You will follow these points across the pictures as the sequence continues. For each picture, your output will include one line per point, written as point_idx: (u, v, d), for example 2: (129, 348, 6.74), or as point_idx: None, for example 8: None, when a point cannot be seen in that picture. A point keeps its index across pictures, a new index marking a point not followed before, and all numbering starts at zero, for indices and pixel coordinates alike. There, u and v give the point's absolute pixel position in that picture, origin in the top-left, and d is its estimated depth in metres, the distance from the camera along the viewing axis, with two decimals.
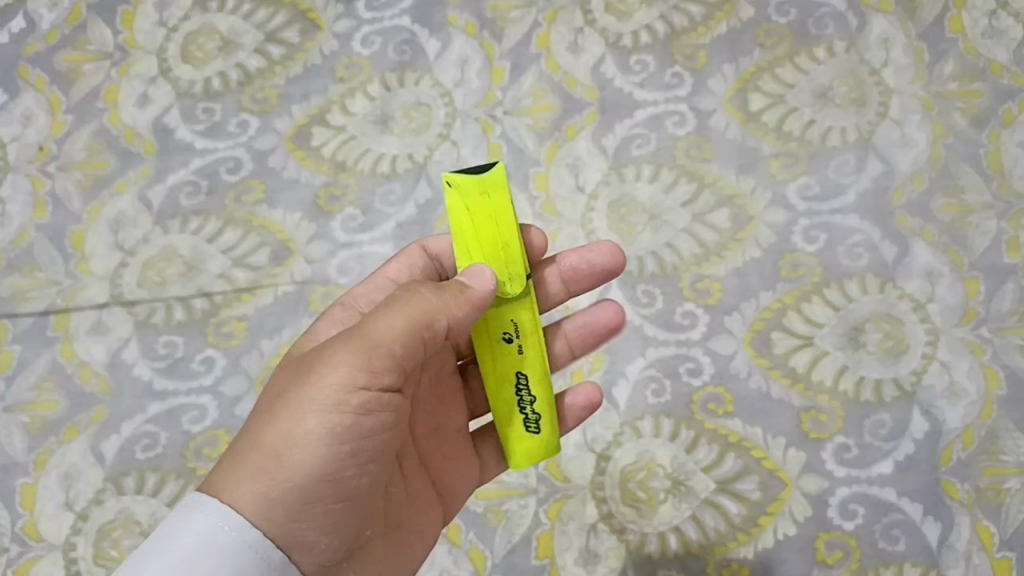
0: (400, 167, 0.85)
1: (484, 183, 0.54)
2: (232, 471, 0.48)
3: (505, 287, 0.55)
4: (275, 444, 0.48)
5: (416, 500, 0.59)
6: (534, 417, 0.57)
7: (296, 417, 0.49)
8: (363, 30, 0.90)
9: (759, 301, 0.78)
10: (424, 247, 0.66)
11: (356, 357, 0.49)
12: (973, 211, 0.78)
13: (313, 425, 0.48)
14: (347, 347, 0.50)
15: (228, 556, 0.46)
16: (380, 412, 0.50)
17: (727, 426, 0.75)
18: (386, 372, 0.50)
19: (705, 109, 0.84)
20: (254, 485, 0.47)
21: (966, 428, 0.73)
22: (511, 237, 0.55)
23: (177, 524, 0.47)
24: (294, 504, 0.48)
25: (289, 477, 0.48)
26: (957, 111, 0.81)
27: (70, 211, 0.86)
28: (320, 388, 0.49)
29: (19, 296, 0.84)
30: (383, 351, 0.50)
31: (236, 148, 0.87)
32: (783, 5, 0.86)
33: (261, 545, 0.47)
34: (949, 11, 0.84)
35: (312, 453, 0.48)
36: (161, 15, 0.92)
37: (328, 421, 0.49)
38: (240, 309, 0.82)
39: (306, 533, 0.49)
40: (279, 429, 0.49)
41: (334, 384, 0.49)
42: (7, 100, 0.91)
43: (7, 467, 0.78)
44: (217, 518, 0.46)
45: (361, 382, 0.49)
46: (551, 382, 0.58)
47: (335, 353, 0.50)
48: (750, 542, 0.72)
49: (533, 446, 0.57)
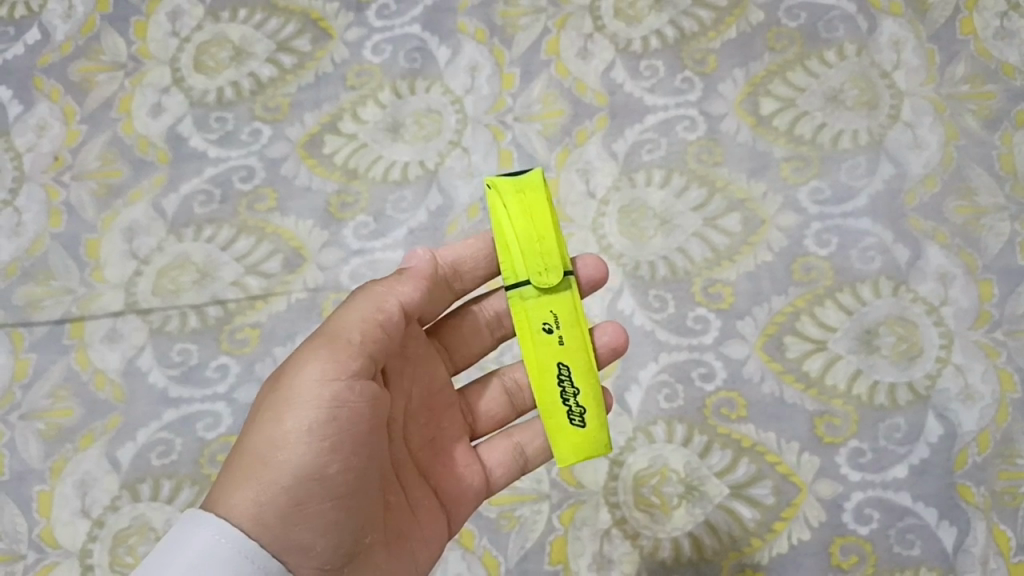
0: (411, 173, 0.85)
1: (522, 184, 0.61)
2: (224, 484, 0.49)
3: (542, 278, 0.60)
4: (259, 449, 0.50)
5: (418, 511, 0.58)
6: (578, 408, 0.60)
7: (275, 419, 0.50)
8: (374, 38, 0.90)
9: (771, 305, 0.77)
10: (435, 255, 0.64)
11: (324, 352, 0.51)
12: (987, 213, 0.77)
13: (291, 423, 0.50)
14: (313, 346, 0.52)
15: (229, 568, 0.46)
16: (356, 402, 0.51)
17: (741, 431, 0.75)
18: (353, 359, 0.51)
19: (715, 113, 0.84)
20: (244, 491, 0.48)
21: (981, 431, 0.72)
22: (549, 234, 0.60)
23: (179, 537, 0.47)
24: (285, 504, 0.49)
25: (276, 477, 0.49)
26: (968, 113, 0.80)
27: (85, 220, 0.87)
28: (292, 387, 0.51)
29: (35, 305, 0.84)
30: (345, 343, 0.52)
31: (248, 156, 0.88)
32: (794, 8, 0.86)
33: (258, 554, 0.47)
34: (960, 13, 0.83)
35: (294, 449, 0.49)
36: (174, 25, 0.93)
37: (305, 417, 0.50)
38: (253, 316, 0.82)
39: (303, 535, 0.49)
40: (261, 434, 0.50)
41: (308, 381, 0.50)
42: (22, 111, 0.92)
43: (24, 475, 0.79)
44: (216, 530, 0.47)
45: (330, 372, 0.51)
46: (592, 375, 0.61)
47: (304, 354, 0.52)
48: (765, 547, 0.72)
49: (579, 438, 0.60)
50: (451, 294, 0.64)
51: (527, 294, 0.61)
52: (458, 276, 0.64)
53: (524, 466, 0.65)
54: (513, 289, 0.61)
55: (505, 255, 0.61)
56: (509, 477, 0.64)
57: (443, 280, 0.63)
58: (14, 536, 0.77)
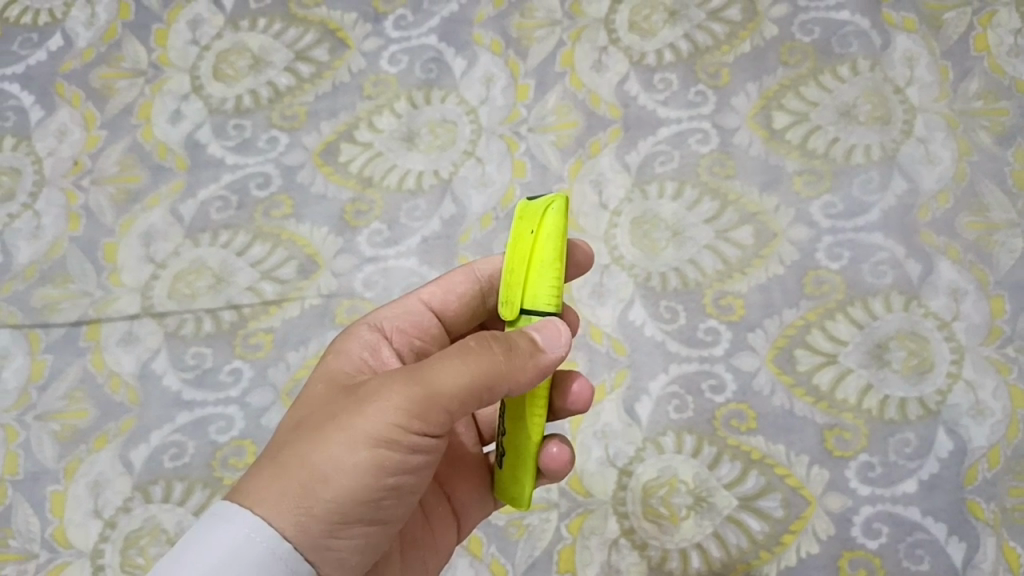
0: (425, 182, 0.86)
1: (528, 207, 0.50)
2: (272, 484, 0.47)
3: (503, 308, 0.51)
4: (322, 469, 0.47)
5: (432, 518, 0.60)
6: (500, 449, 0.55)
7: (345, 445, 0.47)
8: (391, 48, 0.92)
9: (782, 318, 0.78)
10: (474, 271, 0.66)
11: (413, 403, 0.47)
12: (999, 228, 0.77)
13: (361, 455, 0.47)
14: (407, 389, 0.48)
15: (258, 567, 0.44)
16: (424, 450, 0.49)
17: (750, 443, 0.75)
18: (439, 422, 0.48)
19: (728, 126, 0.84)
20: (296, 504, 0.46)
21: (992, 447, 0.72)
22: (520, 267, 0.49)
23: (210, 532, 0.46)
24: (332, 525, 0.47)
25: (332, 501, 0.47)
26: (981, 128, 0.81)
27: (103, 224, 0.88)
28: (373, 422, 0.47)
29: (53, 307, 0.85)
30: (441, 403, 0.48)
31: (265, 164, 0.89)
32: (808, 23, 0.86)
33: (290, 558, 0.45)
34: (974, 29, 0.84)
35: (356, 480, 0.47)
36: (195, 33, 0.95)
37: (377, 455, 0.47)
38: (267, 321, 0.83)
39: (340, 552, 0.48)
40: (325, 451, 0.47)
41: (388, 424, 0.47)
42: (43, 116, 0.93)
43: (38, 475, 0.80)
44: (251, 529, 0.45)
45: (415, 427, 0.48)
46: (518, 427, 0.52)
47: (393, 392, 0.48)
48: (773, 560, 0.72)
49: (496, 477, 0.55)
50: (484, 309, 0.67)
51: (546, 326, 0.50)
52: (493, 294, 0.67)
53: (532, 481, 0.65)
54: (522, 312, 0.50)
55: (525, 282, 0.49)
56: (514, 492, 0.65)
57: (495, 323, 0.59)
58: (28, 535, 0.78)
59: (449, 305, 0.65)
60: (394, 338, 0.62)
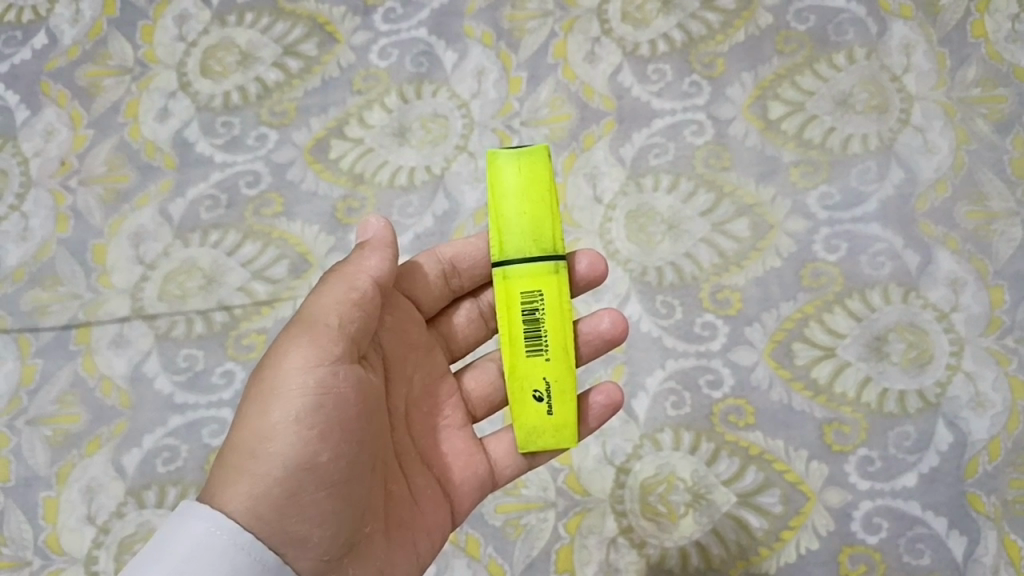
0: (418, 178, 0.85)
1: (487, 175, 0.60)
2: (215, 482, 0.49)
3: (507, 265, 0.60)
4: (247, 445, 0.50)
5: (420, 498, 0.58)
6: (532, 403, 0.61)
7: (260, 413, 0.50)
8: (380, 42, 0.90)
9: (780, 312, 0.77)
10: (435, 254, 0.65)
11: (299, 343, 0.52)
12: (999, 218, 0.76)
13: (275, 415, 0.50)
14: (290, 336, 0.53)
15: (225, 561, 0.46)
16: (337, 389, 0.51)
17: (749, 438, 0.74)
18: (332, 346, 0.52)
19: (724, 117, 0.83)
20: (235, 487, 0.48)
21: (992, 439, 0.71)
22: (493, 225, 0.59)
23: (173, 531, 0.47)
24: (278, 497, 0.49)
25: (268, 470, 0.49)
26: (980, 117, 0.80)
27: (91, 225, 0.87)
28: (275, 382, 0.51)
29: (42, 310, 0.84)
30: (323, 327, 0.52)
31: (255, 161, 0.88)
32: (803, 11, 0.85)
33: (255, 547, 0.47)
34: (971, 15, 0.83)
35: (282, 440, 0.49)
36: (181, 29, 0.93)
37: (291, 407, 0.50)
38: (259, 322, 0.82)
39: (299, 526, 0.49)
40: (247, 428, 0.50)
41: (286, 373, 0.51)
42: (29, 116, 0.92)
43: (30, 480, 0.79)
44: (211, 522, 0.47)
45: (310, 361, 0.51)
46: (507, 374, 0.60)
47: (282, 347, 0.52)
48: (773, 556, 0.71)
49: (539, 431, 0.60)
50: (448, 290, 0.67)
51: (512, 271, 0.57)
52: (456, 272, 0.66)
53: (532, 459, 0.63)
54: (495, 266, 0.58)
55: (496, 229, 0.58)
56: (517, 471, 0.63)
57: (439, 276, 0.65)
58: (21, 542, 0.77)
59: (416, 285, 0.65)
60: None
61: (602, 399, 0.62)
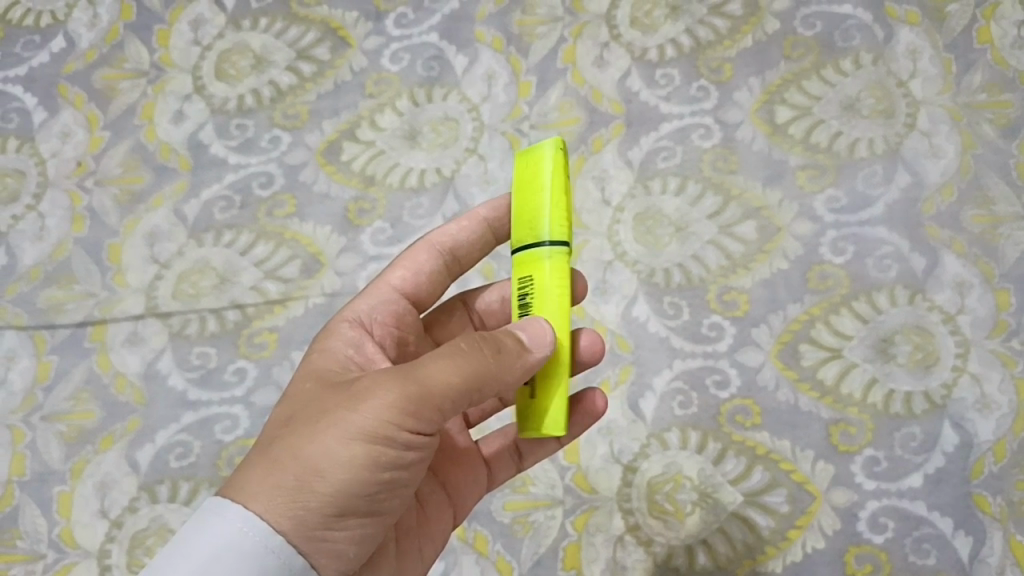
0: (428, 180, 0.86)
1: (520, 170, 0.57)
2: (268, 480, 0.47)
3: None
4: (317, 463, 0.47)
5: (424, 505, 0.59)
6: None
7: (339, 440, 0.47)
8: (392, 47, 0.92)
9: (786, 313, 0.77)
10: (430, 244, 0.67)
11: (405, 397, 0.47)
12: (1005, 221, 0.77)
13: (357, 448, 0.47)
14: (396, 379, 0.48)
15: (251, 561, 0.44)
16: (419, 446, 0.49)
17: (755, 438, 0.75)
18: (434, 417, 0.48)
19: (730, 121, 0.84)
20: (292, 496, 0.46)
21: (999, 441, 0.72)
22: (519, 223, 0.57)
23: (199, 530, 0.46)
24: (330, 515, 0.47)
25: (329, 495, 0.46)
26: (986, 121, 0.80)
27: (107, 225, 0.89)
28: (369, 418, 0.47)
29: (57, 308, 0.86)
30: (437, 398, 0.48)
31: (268, 163, 0.89)
32: (810, 17, 0.86)
33: (284, 550, 0.45)
34: (977, 21, 0.83)
35: (352, 472, 0.47)
36: (196, 34, 0.95)
37: (372, 450, 0.47)
38: (271, 320, 0.83)
39: (336, 545, 0.47)
40: (321, 447, 0.47)
41: (380, 419, 0.47)
42: (46, 118, 0.94)
43: (44, 475, 0.80)
44: (244, 523, 0.45)
45: (409, 421, 0.48)
46: None
47: (384, 387, 0.48)
48: (779, 555, 0.72)
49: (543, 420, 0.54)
50: (447, 278, 0.68)
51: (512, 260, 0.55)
52: (456, 261, 0.68)
53: (521, 463, 0.65)
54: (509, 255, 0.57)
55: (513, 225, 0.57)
56: (511, 474, 0.66)
57: (439, 265, 0.67)
58: (35, 536, 0.78)
59: (420, 285, 0.65)
60: (375, 331, 0.61)
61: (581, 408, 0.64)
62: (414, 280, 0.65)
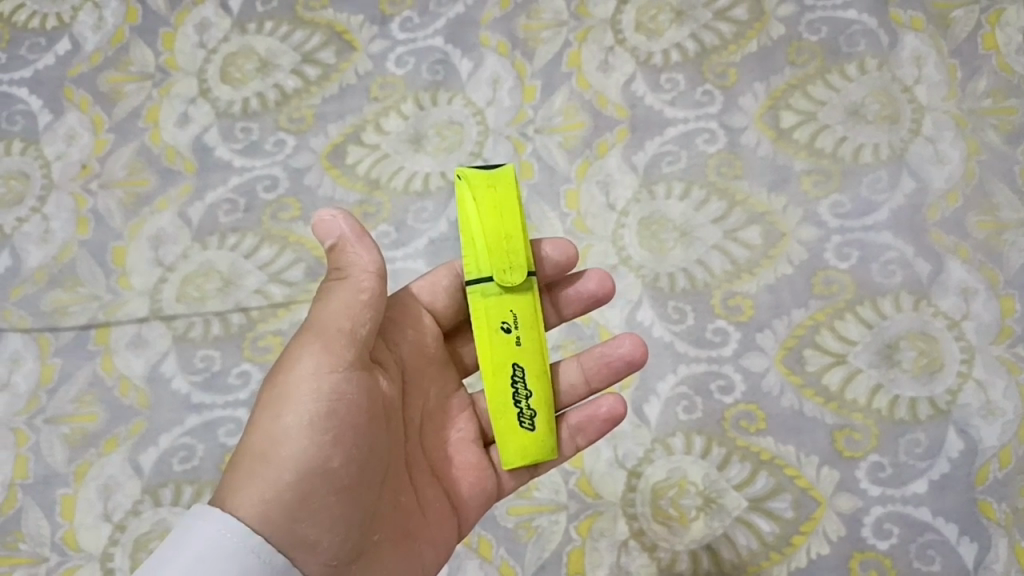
0: (433, 184, 0.86)
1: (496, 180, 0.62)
2: (231, 481, 0.50)
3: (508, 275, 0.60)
4: (260, 446, 0.50)
5: (427, 509, 0.58)
6: (529, 411, 0.60)
7: (273, 415, 0.51)
8: (397, 50, 0.92)
9: (791, 318, 0.77)
10: (453, 267, 0.66)
11: (311, 348, 0.52)
12: (1009, 228, 0.77)
13: (289, 416, 0.51)
14: (304, 339, 0.53)
15: (235, 561, 0.46)
16: (347, 394, 0.52)
17: (760, 444, 0.75)
18: (344, 351, 0.52)
19: (736, 126, 0.84)
20: (249, 487, 0.49)
21: (1003, 447, 0.72)
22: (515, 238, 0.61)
23: (183, 534, 0.47)
24: (290, 500, 0.49)
25: (280, 474, 0.49)
26: (990, 127, 0.80)
27: (112, 229, 0.89)
28: (291, 382, 0.52)
29: (62, 311, 0.86)
30: (335, 333, 0.52)
31: (272, 166, 0.89)
32: (815, 23, 0.86)
33: (262, 548, 0.47)
34: (982, 28, 0.83)
35: (295, 443, 0.50)
36: (202, 37, 0.95)
37: (304, 412, 0.51)
38: (276, 324, 0.83)
39: (309, 531, 0.49)
40: (263, 431, 0.51)
41: (299, 378, 0.51)
42: (52, 120, 0.94)
43: (48, 478, 0.80)
44: (221, 524, 0.47)
45: (325, 366, 0.52)
46: (544, 379, 0.61)
47: (296, 351, 0.53)
48: (783, 561, 0.72)
49: (528, 442, 0.60)
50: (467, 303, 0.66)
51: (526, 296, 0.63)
52: None
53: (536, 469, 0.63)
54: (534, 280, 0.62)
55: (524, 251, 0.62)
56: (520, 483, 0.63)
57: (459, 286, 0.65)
58: (38, 539, 0.78)
59: (436, 299, 0.64)
60: None
61: (603, 412, 0.64)
62: (430, 292, 0.64)
